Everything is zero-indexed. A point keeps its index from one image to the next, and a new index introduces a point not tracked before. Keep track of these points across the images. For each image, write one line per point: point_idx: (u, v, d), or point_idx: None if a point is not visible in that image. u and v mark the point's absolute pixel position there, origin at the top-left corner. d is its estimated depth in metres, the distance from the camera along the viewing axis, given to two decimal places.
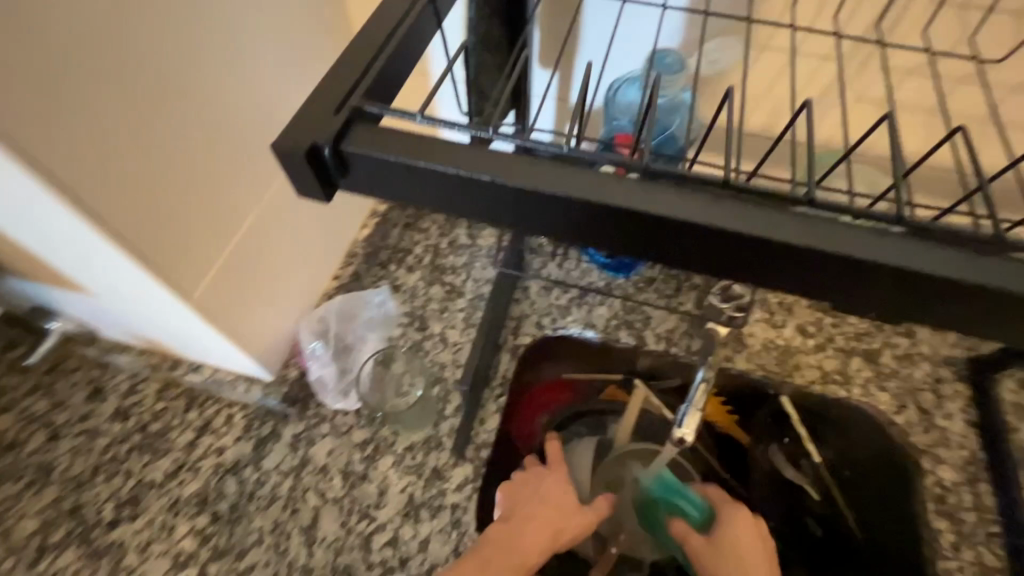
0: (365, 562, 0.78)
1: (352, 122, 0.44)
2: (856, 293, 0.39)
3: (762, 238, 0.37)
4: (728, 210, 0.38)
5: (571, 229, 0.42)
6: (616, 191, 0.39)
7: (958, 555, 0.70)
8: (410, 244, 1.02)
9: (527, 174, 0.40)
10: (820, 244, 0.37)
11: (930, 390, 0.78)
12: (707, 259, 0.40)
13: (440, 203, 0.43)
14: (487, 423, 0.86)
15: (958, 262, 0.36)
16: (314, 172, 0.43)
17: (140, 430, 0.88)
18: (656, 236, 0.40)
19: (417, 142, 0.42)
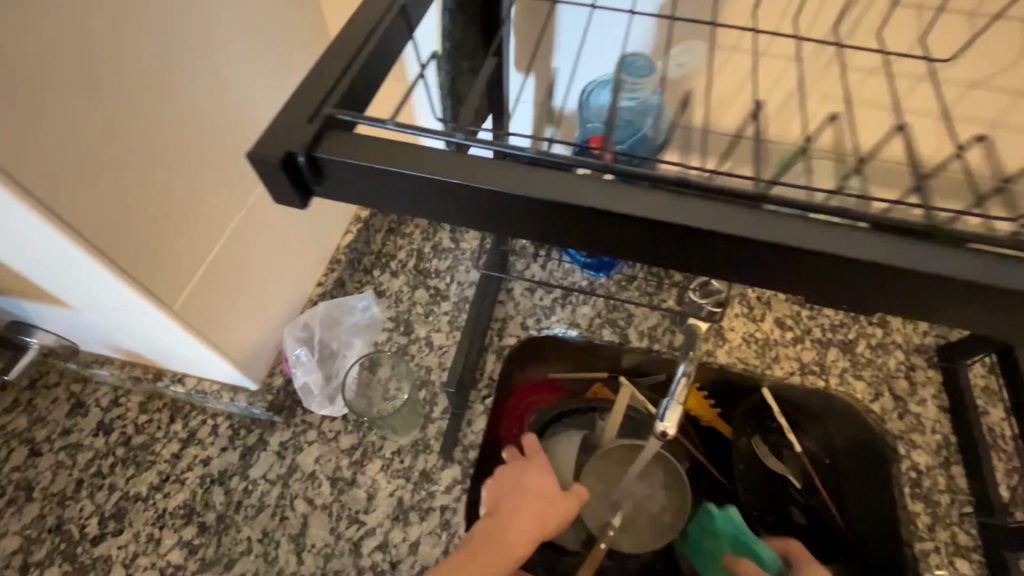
0: (356, 566, 0.71)
1: (325, 132, 0.37)
2: (970, 319, 0.35)
3: (866, 263, 0.33)
4: (833, 237, 0.33)
5: (652, 252, 0.36)
6: (705, 217, 0.34)
7: (934, 536, 0.75)
8: (394, 249, 0.96)
9: (600, 198, 0.34)
10: (938, 270, 0.33)
11: (903, 377, 0.86)
12: (805, 285, 0.36)
13: (484, 224, 0.37)
14: (474, 425, 0.82)
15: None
16: (290, 180, 0.36)
17: (123, 443, 0.80)
18: (749, 262, 0.35)
19: (437, 158, 0.35)
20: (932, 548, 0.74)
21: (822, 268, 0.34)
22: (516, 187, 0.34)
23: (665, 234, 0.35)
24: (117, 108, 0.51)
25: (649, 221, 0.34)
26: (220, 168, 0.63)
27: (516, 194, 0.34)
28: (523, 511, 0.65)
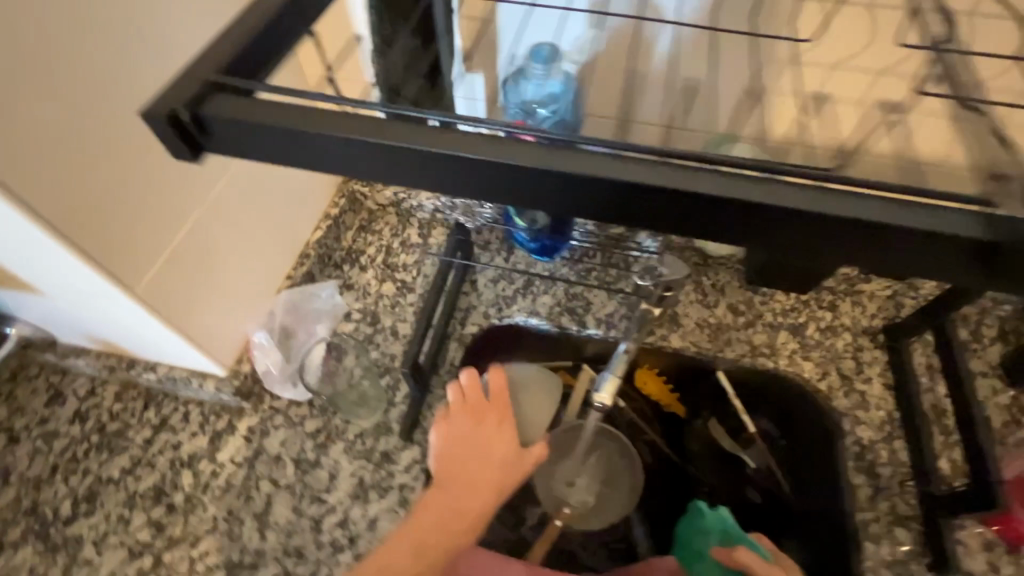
0: (316, 542, 0.74)
1: (217, 93, 0.40)
2: (842, 254, 0.38)
3: (733, 201, 0.37)
4: (704, 181, 0.37)
5: (548, 201, 0.39)
6: (587, 164, 0.38)
7: (874, 507, 0.77)
8: (363, 245, 0.99)
9: (490, 150, 0.38)
10: (799, 204, 0.36)
11: (851, 357, 0.88)
12: (687, 228, 0.39)
13: (389, 180, 0.40)
14: (435, 408, 0.85)
15: (930, 214, 0.36)
16: (178, 133, 0.39)
17: (98, 430, 0.83)
18: (632, 205, 0.38)
19: (328, 117, 0.39)
20: (872, 518, 0.76)
21: (697, 209, 0.38)
22: (413, 141, 0.38)
23: (553, 183, 0.38)
24: (87, 103, 0.55)
25: (534, 168, 0.37)
26: (190, 162, 0.68)
27: (414, 148, 0.38)
28: (475, 480, 0.67)
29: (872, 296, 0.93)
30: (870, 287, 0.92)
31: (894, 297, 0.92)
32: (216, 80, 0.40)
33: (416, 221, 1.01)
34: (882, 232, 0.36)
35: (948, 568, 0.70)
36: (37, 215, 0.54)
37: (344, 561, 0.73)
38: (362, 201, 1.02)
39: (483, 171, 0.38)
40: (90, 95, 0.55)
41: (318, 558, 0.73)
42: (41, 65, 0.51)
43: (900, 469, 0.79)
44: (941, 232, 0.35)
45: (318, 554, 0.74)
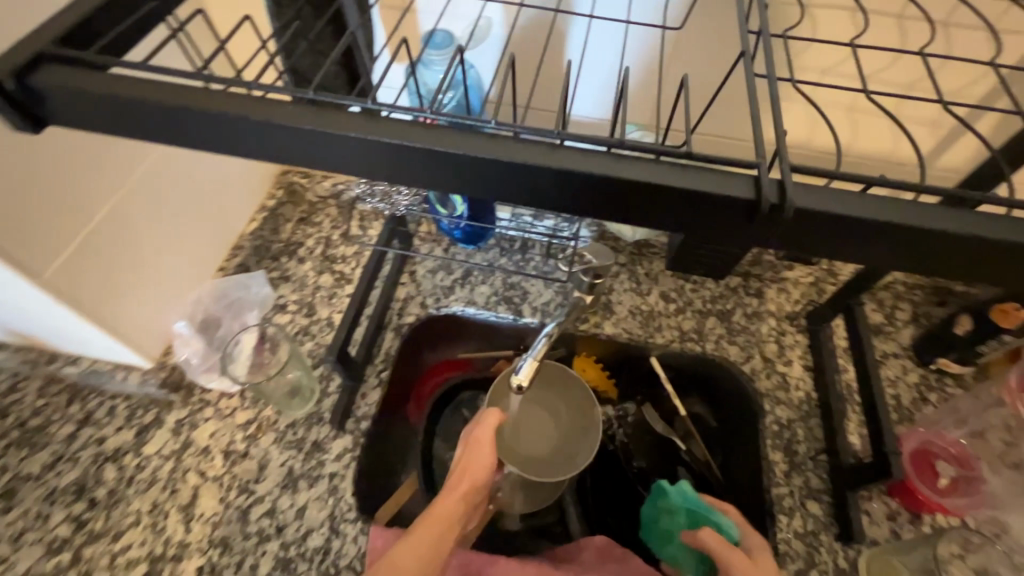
0: (243, 533, 0.74)
1: (43, 64, 0.40)
2: (674, 223, 0.40)
3: (574, 171, 0.38)
4: (545, 153, 0.39)
5: (406, 175, 0.40)
6: (437, 137, 0.39)
7: (789, 481, 0.80)
8: (302, 238, 0.99)
9: (340, 123, 0.39)
10: (627, 174, 0.38)
11: (774, 341, 0.92)
12: (538, 199, 0.40)
13: (242, 151, 0.40)
14: (368, 397, 0.86)
15: (737, 181, 0.39)
16: (9, 104, 0.39)
17: (17, 426, 0.81)
18: (482, 176, 0.39)
19: (165, 86, 0.39)
20: (786, 492, 0.79)
21: (545, 180, 0.39)
22: (273, 115, 0.38)
23: (405, 156, 0.39)
24: None
25: (383, 140, 0.38)
26: (100, 148, 0.67)
27: (265, 121, 0.38)
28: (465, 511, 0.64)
29: (796, 284, 0.97)
30: (793, 274, 0.97)
31: (816, 283, 0.97)
32: (46, 49, 0.40)
33: (356, 213, 1.01)
34: (700, 201, 0.38)
35: (854, 538, 0.74)
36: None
37: (270, 550, 0.73)
38: (302, 193, 1.03)
39: (335, 143, 0.39)
40: None
41: (243, 548, 0.73)
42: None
43: (815, 446, 0.83)
44: (739, 199, 0.38)
45: (244, 544, 0.73)
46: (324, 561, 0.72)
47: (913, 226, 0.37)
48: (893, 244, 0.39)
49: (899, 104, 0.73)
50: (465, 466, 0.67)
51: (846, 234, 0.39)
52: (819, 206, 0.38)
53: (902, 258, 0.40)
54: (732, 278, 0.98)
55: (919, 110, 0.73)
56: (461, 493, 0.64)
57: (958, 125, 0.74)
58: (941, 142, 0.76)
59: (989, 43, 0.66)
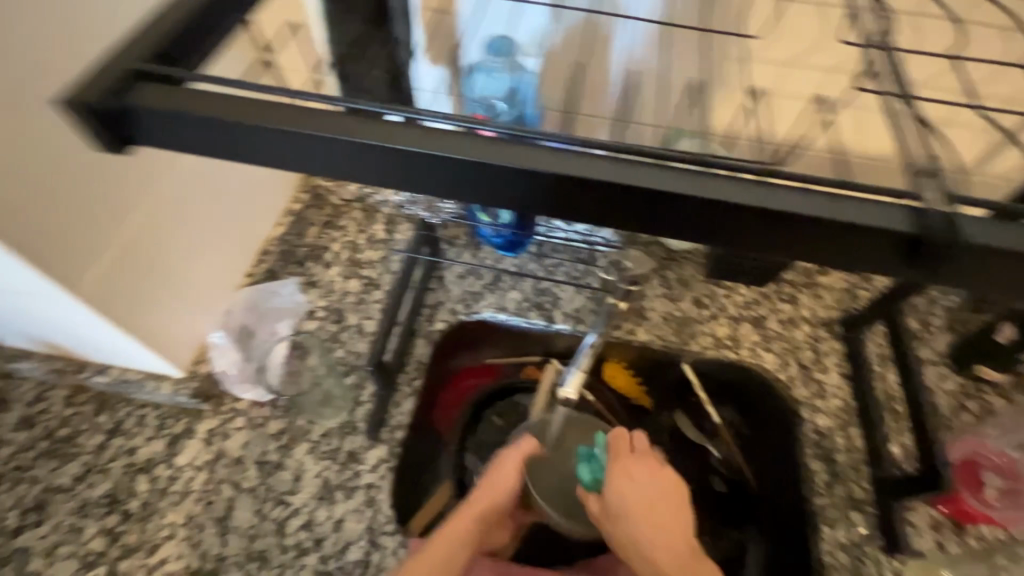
0: (280, 546, 0.73)
1: (140, 84, 0.38)
2: (787, 250, 0.38)
3: (670, 194, 0.36)
4: (647, 175, 0.36)
5: (496, 197, 0.38)
6: (533, 158, 0.37)
7: (830, 492, 0.79)
8: (328, 243, 0.96)
9: (433, 142, 0.37)
10: (739, 200, 0.36)
11: (809, 348, 0.91)
12: (635, 221, 0.38)
13: (316, 169, 0.39)
14: (401, 406, 0.84)
15: (870, 207, 0.36)
16: (102, 125, 0.37)
17: (47, 436, 0.79)
18: (562, 195, 0.37)
19: (258, 105, 0.37)
20: (828, 502, 0.79)
21: (647, 203, 0.37)
22: (342, 130, 0.37)
23: (500, 178, 0.37)
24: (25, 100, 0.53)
25: (459, 159, 0.36)
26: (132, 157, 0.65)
27: (359, 141, 0.36)
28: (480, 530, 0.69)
29: (830, 289, 0.95)
30: (827, 280, 0.96)
31: (851, 289, 0.95)
32: (136, 67, 0.39)
33: (382, 217, 0.99)
34: (815, 225, 0.36)
35: (899, 548, 0.73)
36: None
37: (309, 564, 0.72)
38: (326, 196, 1.01)
39: (422, 163, 0.37)
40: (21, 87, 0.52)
41: (281, 562, 0.72)
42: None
43: (855, 456, 0.82)
44: (901, 230, 0.35)
45: (282, 558, 0.72)
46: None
47: None
48: None
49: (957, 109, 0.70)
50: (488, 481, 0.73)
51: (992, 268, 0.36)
52: (1001, 240, 0.35)
53: None
54: (766, 284, 0.96)
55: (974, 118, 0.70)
56: (472, 512, 0.70)
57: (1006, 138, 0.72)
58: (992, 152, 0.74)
59: None
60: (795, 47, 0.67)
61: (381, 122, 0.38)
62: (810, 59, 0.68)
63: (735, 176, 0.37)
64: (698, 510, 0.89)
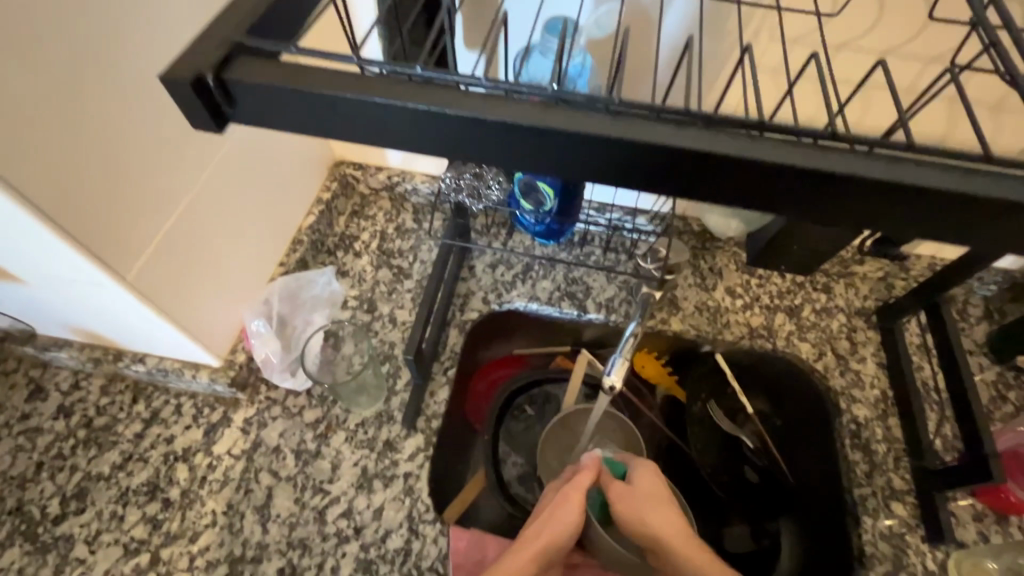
0: (321, 534, 0.73)
1: (236, 57, 0.38)
2: (891, 224, 0.37)
3: (776, 164, 0.35)
4: (755, 147, 0.35)
5: (596, 171, 0.37)
6: (636, 129, 0.36)
7: (871, 482, 0.79)
8: (357, 231, 0.97)
9: (535, 114, 0.36)
10: (852, 172, 0.35)
11: (845, 338, 0.90)
12: (735, 195, 0.37)
13: (399, 144, 0.38)
14: (437, 395, 0.84)
15: (990, 179, 0.34)
16: (202, 102, 0.37)
17: (85, 425, 0.80)
18: (656, 167, 0.36)
19: (362, 78, 0.37)
20: (870, 493, 0.78)
21: (755, 176, 0.36)
22: (431, 101, 0.36)
23: (602, 151, 0.36)
24: (81, 84, 0.52)
25: (552, 128, 0.35)
26: (179, 144, 0.65)
27: (464, 114, 0.35)
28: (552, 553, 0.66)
29: (864, 279, 0.94)
30: (863, 269, 0.93)
31: (886, 278, 0.94)
32: (240, 40, 0.38)
33: (411, 207, 0.99)
34: (929, 197, 0.34)
35: (943, 538, 0.73)
36: (23, 199, 0.50)
37: (350, 552, 0.72)
38: (354, 185, 1.01)
39: (511, 134, 0.36)
40: (77, 71, 0.52)
41: (323, 550, 0.72)
42: (28, 39, 0.47)
43: (894, 446, 0.81)
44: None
45: (323, 546, 0.72)
46: (406, 563, 0.71)
47: None
48: None
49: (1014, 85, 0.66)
50: (545, 524, 0.66)
51: None
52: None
53: None
54: (799, 273, 0.95)
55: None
56: (525, 555, 0.64)
57: None
58: None
59: None
60: (848, 31, 0.65)
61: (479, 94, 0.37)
62: (862, 42, 0.66)
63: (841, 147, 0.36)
64: (732, 499, 0.88)
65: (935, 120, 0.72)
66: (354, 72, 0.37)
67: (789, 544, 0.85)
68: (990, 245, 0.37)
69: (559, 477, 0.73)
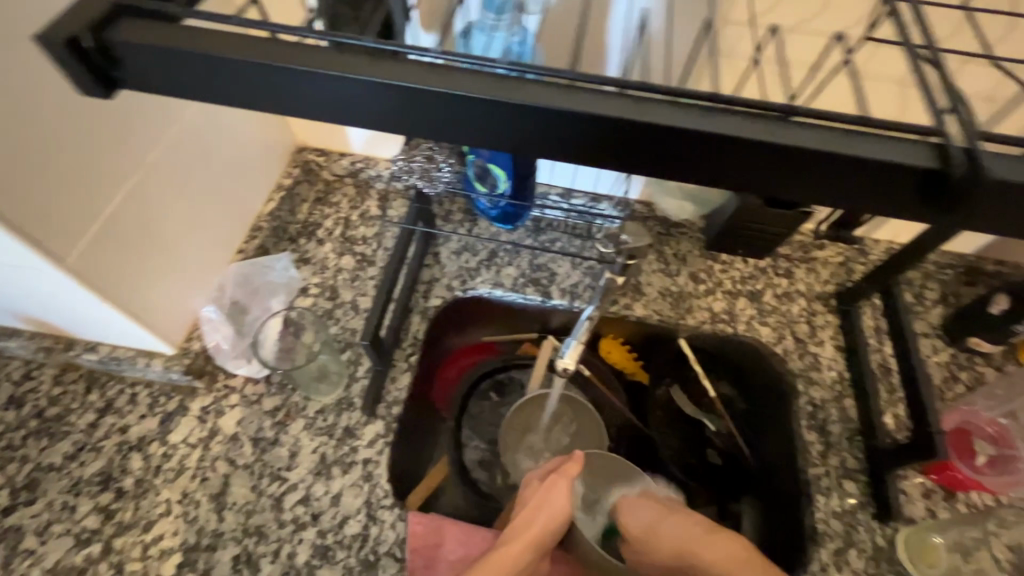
0: (278, 521, 0.72)
1: (117, 16, 0.37)
2: (794, 191, 0.37)
3: (689, 130, 0.34)
4: (668, 113, 0.35)
5: (498, 138, 0.37)
6: (539, 95, 0.36)
7: (825, 462, 0.80)
8: (319, 218, 0.95)
9: (436, 79, 0.36)
10: (752, 135, 0.34)
11: (804, 321, 0.91)
12: (639, 161, 0.37)
13: (304, 112, 0.38)
14: (398, 382, 0.83)
15: (882, 144, 0.35)
16: (81, 65, 0.36)
17: (35, 416, 0.78)
18: (568, 135, 0.36)
19: (257, 43, 0.36)
20: (823, 472, 0.79)
21: (669, 145, 0.35)
22: (333, 67, 0.36)
23: (501, 116, 0.36)
24: (11, 57, 0.50)
25: (456, 93, 0.35)
26: (124, 123, 0.63)
27: (364, 79, 0.35)
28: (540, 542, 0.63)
29: (825, 263, 0.95)
30: (823, 254, 0.95)
31: (846, 263, 0.95)
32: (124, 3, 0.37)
33: (375, 193, 0.98)
34: (843, 163, 0.34)
35: (891, 516, 0.74)
36: None
37: (307, 538, 0.71)
38: (317, 171, 0.99)
39: (418, 99, 0.36)
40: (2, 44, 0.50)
41: (279, 536, 0.71)
42: None
43: (849, 427, 0.82)
44: (917, 166, 0.34)
45: (280, 532, 0.72)
46: (363, 548, 0.71)
47: None
48: None
49: (969, 63, 0.64)
50: (535, 508, 0.64)
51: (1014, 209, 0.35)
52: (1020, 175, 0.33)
53: None
54: (762, 258, 0.95)
55: (987, 76, 0.65)
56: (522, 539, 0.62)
57: (1014, 98, 0.67)
58: (995, 117, 0.69)
59: None
60: (802, 12, 0.64)
61: (382, 59, 0.36)
62: (814, 24, 0.65)
63: (747, 112, 0.36)
64: (697, 484, 0.89)
65: (892, 104, 0.71)
66: (247, 36, 0.37)
67: (751, 524, 0.86)
68: (898, 214, 0.37)
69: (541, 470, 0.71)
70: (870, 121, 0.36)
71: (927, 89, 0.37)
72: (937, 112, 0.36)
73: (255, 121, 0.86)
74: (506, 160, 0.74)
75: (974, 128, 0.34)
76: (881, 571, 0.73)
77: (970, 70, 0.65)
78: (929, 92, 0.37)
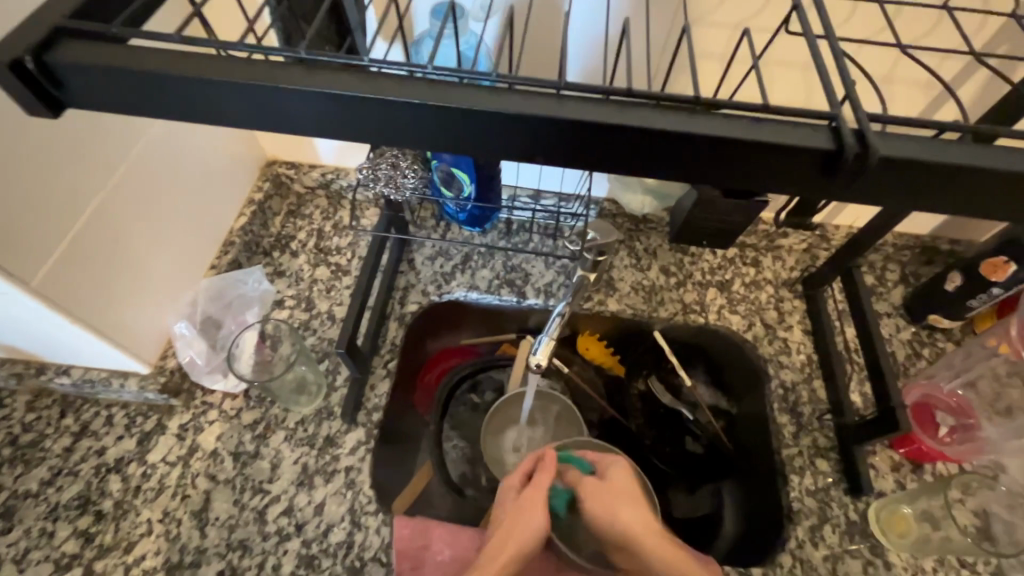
0: (261, 534, 0.72)
1: (61, 38, 0.38)
2: (717, 176, 0.38)
3: (617, 125, 0.36)
4: (599, 111, 0.37)
5: (439, 139, 0.39)
6: (474, 97, 0.37)
7: (798, 442, 0.82)
8: (293, 231, 0.96)
9: (375, 86, 0.37)
10: (674, 128, 0.36)
11: (773, 308, 0.93)
12: (573, 157, 0.39)
13: (252, 124, 0.39)
14: (377, 389, 0.84)
15: (789, 130, 0.37)
16: (27, 86, 0.37)
17: (9, 443, 0.77)
18: (508, 135, 0.38)
19: (200, 59, 0.37)
20: (796, 452, 0.81)
21: (602, 140, 0.37)
22: (278, 80, 0.36)
23: (438, 118, 0.37)
24: None
25: (395, 101, 0.36)
26: (87, 144, 0.64)
27: (304, 89, 0.36)
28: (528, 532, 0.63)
29: (790, 251, 0.98)
30: (788, 242, 0.97)
31: (809, 250, 0.98)
32: (64, 24, 0.38)
33: (348, 204, 0.98)
34: (759, 150, 0.36)
35: (863, 491, 0.76)
36: None
37: (292, 549, 0.71)
38: (289, 184, 0.99)
39: (360, 106, 0.37)
40: None
41: (263, 549, 0.71)
42: None
43: (819, 406, 0.85)
44: (813, 147, 0.36)
45: (263, 545, 0.72)
46: (348, 555, 0.71)
47: (994, 167, 0.35)
48: (972, 192, 0.37)
49: (901, 54, 0.68)
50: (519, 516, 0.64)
51: (920, 185, 0.37)
52: (904, 152, 0.36)
53: (975, 207, 0.38)
54: (729, 249, 0.98)
55: (922, 64, 0.68)
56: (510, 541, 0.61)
57: (946, 86, 0.70)
58: (931, 103, 0.72)
59: (980, 13, 0.63)
60: (744, 11, 0.67)
61: (326, 70, 0.38)
62: (758, 20, 0.68)
63: (673, 106, 0.38)
64: (675, 472, 0.92)
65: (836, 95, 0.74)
66: (194, 53, 0.38)
67: (733, 512, 0.88)
68: (812, 195, 0.39)
69: (513, 474, 0.71)
70: (781, 110, 0.38)
71: (827, 77, 0.39)
72: (833, 97, 0.38)
73: (223, 137, 0.86)
74: (468, 163, 0.76)
75: (865, 110, 0.37)
76: (856, 544, 0.75)
77: (904, 61, 0.68)
78: (830, 80, 0.39)
